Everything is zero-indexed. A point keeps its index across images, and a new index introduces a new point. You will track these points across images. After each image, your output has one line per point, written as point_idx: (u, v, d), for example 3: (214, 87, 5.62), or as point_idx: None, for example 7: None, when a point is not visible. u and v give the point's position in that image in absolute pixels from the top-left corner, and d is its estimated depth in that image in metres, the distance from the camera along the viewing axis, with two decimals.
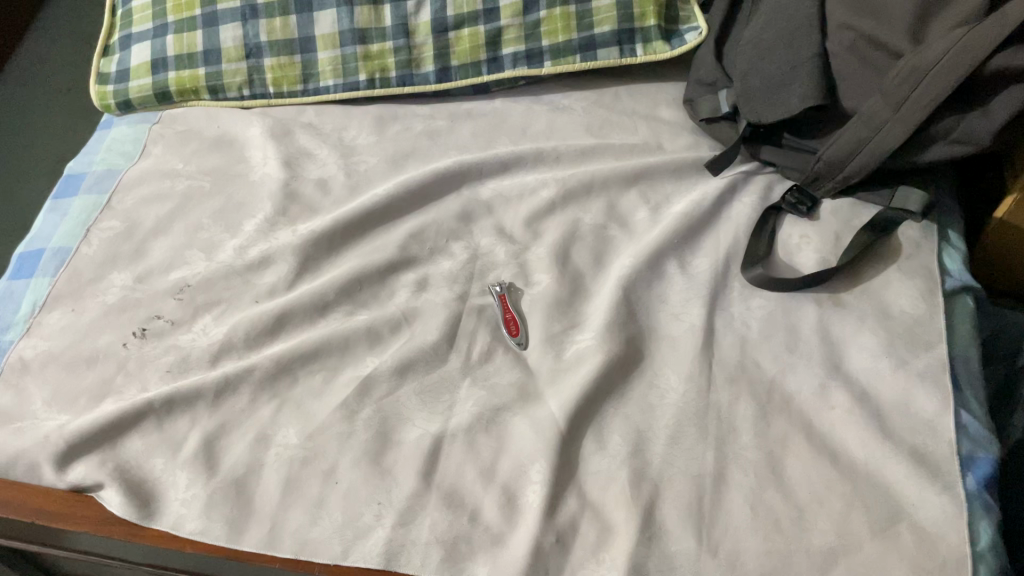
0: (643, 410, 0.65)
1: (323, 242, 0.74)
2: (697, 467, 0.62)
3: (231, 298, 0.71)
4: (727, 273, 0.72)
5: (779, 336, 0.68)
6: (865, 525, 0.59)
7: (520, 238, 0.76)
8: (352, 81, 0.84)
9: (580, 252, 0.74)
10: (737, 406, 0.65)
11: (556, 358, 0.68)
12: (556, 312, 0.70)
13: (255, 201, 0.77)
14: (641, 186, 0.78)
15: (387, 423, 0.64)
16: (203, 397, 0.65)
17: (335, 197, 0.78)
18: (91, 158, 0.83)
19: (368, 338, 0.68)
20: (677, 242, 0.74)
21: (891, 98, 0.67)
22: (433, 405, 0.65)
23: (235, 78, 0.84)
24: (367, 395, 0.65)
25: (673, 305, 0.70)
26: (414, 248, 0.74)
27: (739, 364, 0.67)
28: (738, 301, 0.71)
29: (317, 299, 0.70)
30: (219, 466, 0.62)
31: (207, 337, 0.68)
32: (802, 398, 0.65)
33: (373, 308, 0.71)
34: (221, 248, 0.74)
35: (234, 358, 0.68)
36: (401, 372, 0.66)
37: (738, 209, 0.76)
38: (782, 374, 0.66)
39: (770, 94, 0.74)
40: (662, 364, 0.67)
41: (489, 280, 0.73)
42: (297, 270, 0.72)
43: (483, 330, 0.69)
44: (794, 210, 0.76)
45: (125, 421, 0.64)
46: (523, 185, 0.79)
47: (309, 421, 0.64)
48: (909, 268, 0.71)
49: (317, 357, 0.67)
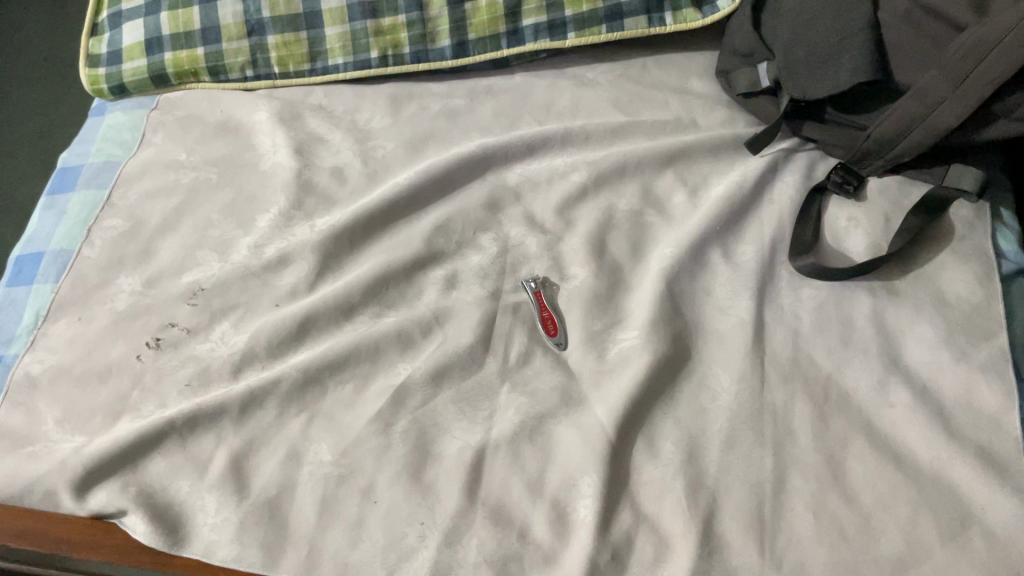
0: (694, 414, 0.61)
1: (343, 237, 0.69)
2: (755, 473, 0.59)
3: (249, 301, 0.66)
4: (774, 261, 0.68)
5: (833, 329, 0.65)
6: (933, 532, 0.56)
7: (553, 227, 0.71)
8: (363, 58, 0.78)
9: (616, 240, 0.70)
10: (793, 406, 0.61)
11: (599, 358, 0.64)
12: (596, 308, 0.66)
13: (267, 193, 0.72)
14: (677, 167, 0.74)
15: (425, 436, 0.60)
16: (227, 413, 0.61)
17: (352, 186, 0.73)
18: (86, 149, 0.77)
19: (399, 342, 0.64)
20: (720, 229, 0.70)
21: (949, 74, 0.63)
22: (472, 414, 0.61)
23: (237, 59, 0.77)
24: (402, 405, 0.62)
25: (719, 298, 0.67)
26: (440, 242, 0.70)
27: (793, 360, 0.63)
28: (787, 291, 0.67)
29: (342, 302, 0.66)
30: (250, 487, 0.59)
31: (227, 346, 0.64)
32: (860, 394, 0.62)
33: (402, 308, 0.67)
34: (235, 247, 0.69)
35: (258, 367, 0.63)
36: (436, 379, 0.63)
37: (780, 191, 0.72)
38: (838, 370, 0.63)
39: (816, 66, 0.69)
40: (711, 362, 0.64)
41: (523, 275, 0.69)
42: (318, 269, 0.68)
43: (520, 330, 0.66)
44: (839, 190, 0.72)
45: (145, 442, 0.60)
46: (552, 169, 0.74)
47: (342, 435, 0.60)
48: (963, 251, 0.68)
49: (346, 365, 0.63)
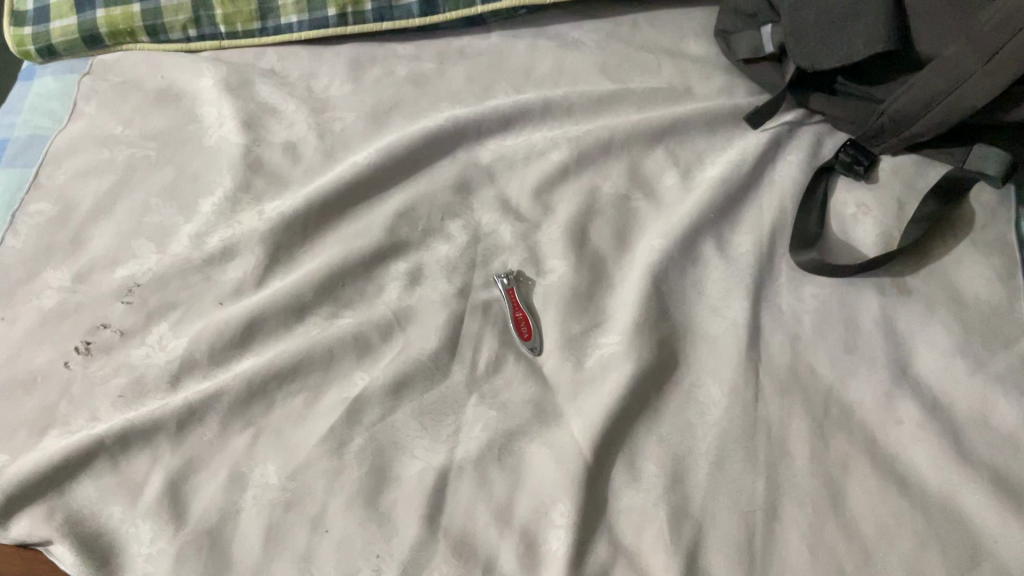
0: (680, 431, 0.55)
1: (296, 226, 0.62)
2: (746, 500, 0.53)
3: (190, 299, 0.60)
4: (773, 253, 0.62)
5: (836, 333, 0.58)
6: (941, 568, 0.50)
7: (529, 214, 0.64)
8: (319, 17, 0.70)
9: (599, 229, 0.63)
10: (789, 423, 0.55)
11: (577, 366, 0.58)
12: (574, 308, 0.60)
13: (212, 173, 0.65)
14: (668, 144, 0.67)
15: (383, 455, 0.55)
16: (164, 430, 0.55)
17: (306, 164, 0.66)
18: (12, 120, 0.69)
19: (356, 347, 0.58)
20: (714, 216, 0.63)
21: (978, 46, 0.55)
22: (434, 430, 0.56)
23: (178, 17, 0.69)
24: (358, 420, 0.56)
25: (711, 297, 0.60)
26: (404, 230, 0.63)
27: (790, 369, 0.57)
28: (787, 289, 0.60)
29: (293, 301, 0.59)
30: (189, 514, 0.53)
31: (164, 351, 0.58)
32: (864, 408, 0.56)
33: (360, 307, 0.60)
34: (175, 236, 0.62)
35: (198, 377, 0.57)
36: (395, 391, 0.57)
37: (783, 172, 0.65)
38: (840, 381, 0.57)
39: (826, 33, 0.61)
40: (701, 372, 0.58)
41: (495, 269, 0.62)
42: (267, 262, 0.61)
43: (490, 333, 0.59)
44: (849, 171, 0.64)
45: (73, 463, 0.54)
46: (529, 146, 0.66)
47: (290, 456, 0.55)
48: (983, 243, 0.61)
49: (296, 375, 0.57)
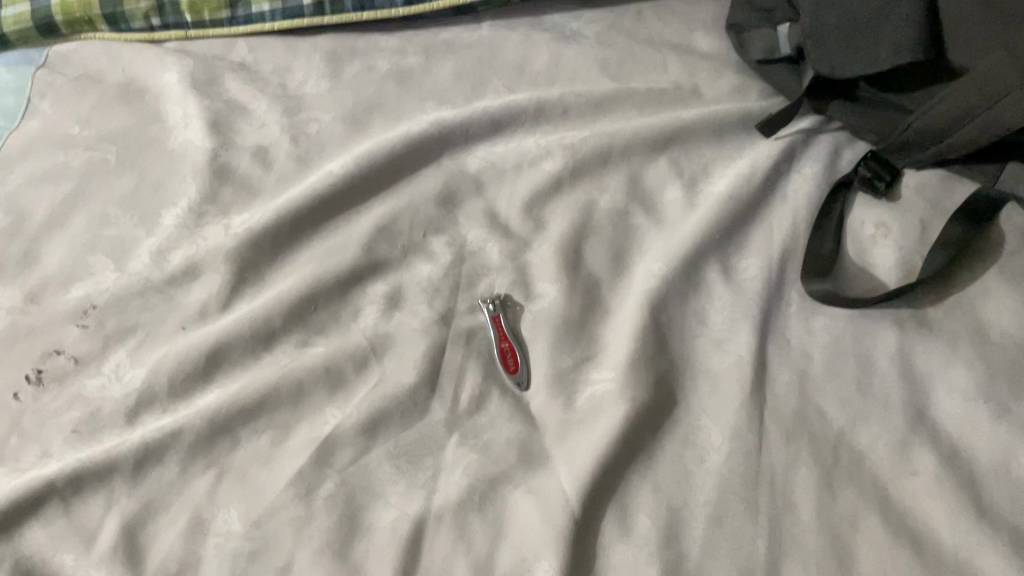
0: (677, 480, 0.51)
1: (265, 241, 0.58)
2: (745, 558, 0.48)
3: (150, 323, 0.55)
4: (782, 280, 0.57)
5: (848, 371, 0.54)
6: None
7: (519, 230, 0.59)
8: (294, 5, 0.65)
9: (595, 249, 0.58)
10: (794, 472, 0.51)
11: (567, 404, 0.54)
12: (565, 339, 0.55)
13: (176, 180, 0.60)
14: (672, 153, 0.62)
15: (355, 502, 0.51)
16: (119, 471, 0.51)
17: (279, 171, 0.61)
18: None
19: (327, 381, 0.54)
20: (720, 238, 0.58)
21: (1019, 64, 0.49)
22: (411, 474, 0.52)
23: (139, 3, 0.65)
24: (328, 463, 0.52)
25: (715, 329, 0.55)
26: (382, 247, 0.58)
27: (798, 412, 0.53)
28: (797, 322, 0.56)
29: (261, 329, 0.55)
30: (146, 564, 0.49)
31: (121, 383, 0.53)
32: (875, 457, 0.51)
33: (333, 335, 0.56)
34: (135, 252, 0.57)
35: (158, 411, 0.53)
36: (370, 430, 0.52)
37: (796, 188, 0.60)
38: (852, 425, 0.52)
39: (847, 38, 0.55)
40: (701, 413, 0.53)
41: (480, 292, 0.57)
42: (233, 282, 0.56)
43: (473, 365, 0.55)
44: (867, 188, 0.59)
45: (20, 507, 0.50)
46: (520, 152, 0.62)
47: (255, 501, 0.51)
48: (1013, 270, 0.55)
49: (263, 411, 0.53)
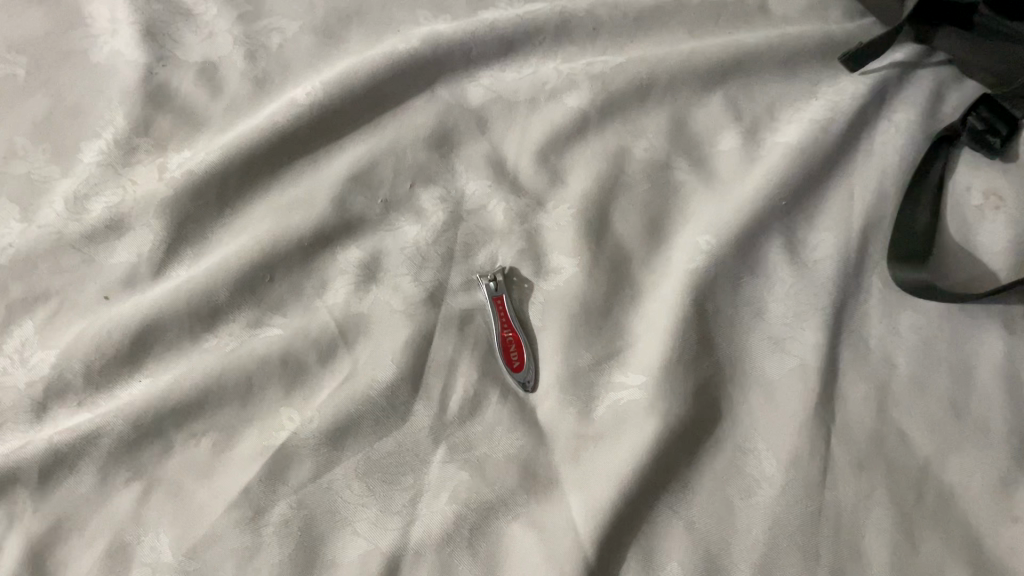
0: (716, 517, 0.40)
1: (213, 188, 0.46)
2: None
3: (66, 289, 0.44)
4: (863, 261, 0.45)
5: (940, 386, 0.42)
6: None
7: (531, 183, 0.48)
8: None
9: (624, 211, 0.47)
10: (868, 513, 0.40)
11: (582, 415, 0.43)
12: (584, 332, 0.44)
13: (100, 104, 0.47)
14: (728, 87, 0.49)
15: (314, 530, 0.40)
16: (21, 481, 0.41)
17: (231, 95, 0.49)
18: None
19: (284, 374, 0.43)
20: (785, 204, 0.46)
21: None
22: (384, 496, 0.41)
23: None
24: (281, 479, 0.41)
25: (774, 323, 0.44)
26: (359, 202, 0.47)
27: (875, 436, 0.41)
28: (879, 318, 0.44)
29: (203, 304, 0.44)
30: None
31: (25, 367, 0.42)
32: (971, 498, 0.39)
33: (294, 314, 0.44)
34: (47, 196, 0.45)
35: (72, 405, 0.42)
36: (334, 439, 0.42)
37: (884, 142, 0.47)
38: (941, 454, 0.41)
39: None
40: (753, 432, 0.42)
41: (479, 263, 0.46)
42: (171, 242, 0.45)
43: (467, 357, 0.44)
44: (975, 145, 0.46)
45: None
46: (536, 82, 0.50)
47: (188, 526, 0.40)
48: None
49: (203, 410, 0.42)
